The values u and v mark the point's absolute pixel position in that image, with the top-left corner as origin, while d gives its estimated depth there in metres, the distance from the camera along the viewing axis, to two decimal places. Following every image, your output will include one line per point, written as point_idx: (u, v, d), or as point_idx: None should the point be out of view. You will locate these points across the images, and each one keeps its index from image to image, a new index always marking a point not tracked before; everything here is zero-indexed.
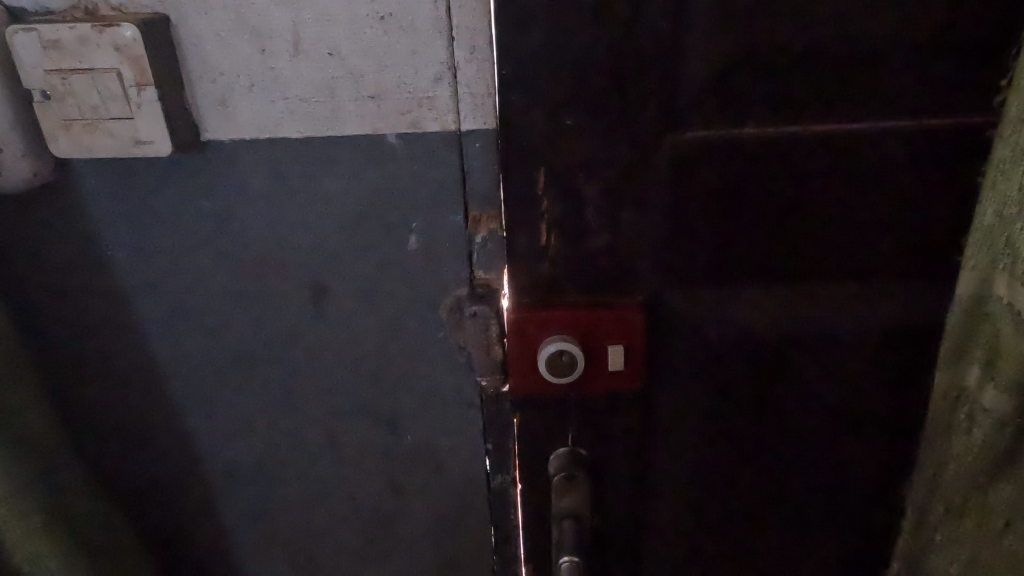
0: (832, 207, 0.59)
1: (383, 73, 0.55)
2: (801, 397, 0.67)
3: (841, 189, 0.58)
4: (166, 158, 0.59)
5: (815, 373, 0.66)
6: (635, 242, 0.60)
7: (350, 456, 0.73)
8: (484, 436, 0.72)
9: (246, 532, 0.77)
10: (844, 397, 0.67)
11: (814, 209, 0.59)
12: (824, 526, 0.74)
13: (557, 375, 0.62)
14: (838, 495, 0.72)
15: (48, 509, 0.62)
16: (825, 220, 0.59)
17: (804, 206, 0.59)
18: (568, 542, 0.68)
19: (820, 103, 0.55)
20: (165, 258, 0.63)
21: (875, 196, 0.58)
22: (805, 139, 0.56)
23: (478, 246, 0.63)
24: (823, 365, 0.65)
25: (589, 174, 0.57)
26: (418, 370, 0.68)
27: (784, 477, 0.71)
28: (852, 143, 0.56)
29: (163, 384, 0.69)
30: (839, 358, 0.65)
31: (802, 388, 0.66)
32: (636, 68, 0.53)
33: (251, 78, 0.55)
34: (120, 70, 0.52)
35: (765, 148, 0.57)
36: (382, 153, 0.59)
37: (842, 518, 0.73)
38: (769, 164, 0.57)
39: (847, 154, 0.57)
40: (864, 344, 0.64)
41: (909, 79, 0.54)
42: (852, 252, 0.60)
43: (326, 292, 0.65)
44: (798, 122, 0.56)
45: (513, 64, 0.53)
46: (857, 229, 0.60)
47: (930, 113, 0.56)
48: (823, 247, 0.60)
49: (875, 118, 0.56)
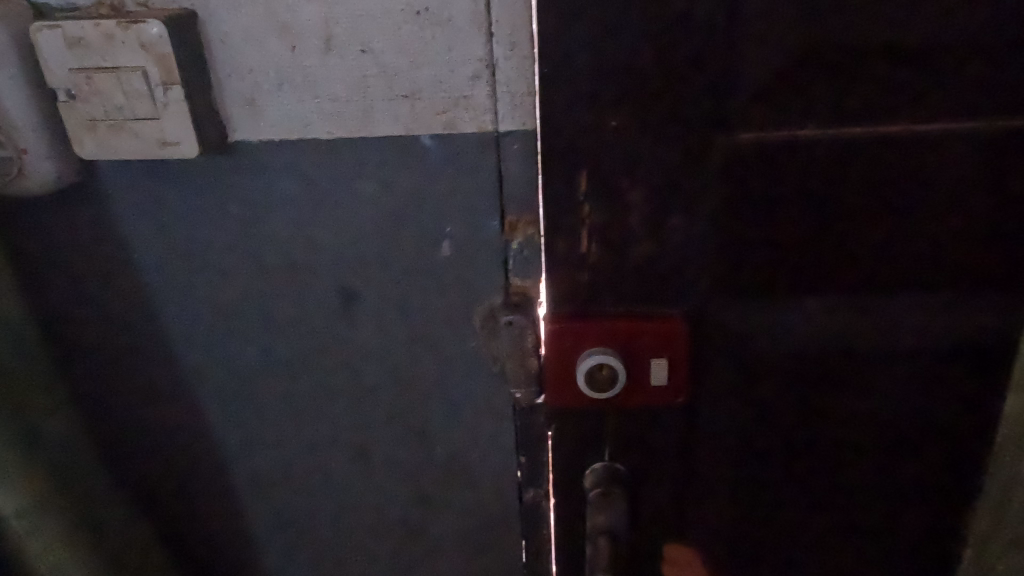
0: (896, 216, 0.55)
1: (418, 71, 0.53)
2: (856, 416, 0.63)
3: (907, 196, 0.54)
4: (194, 160, 0.57)
5: (871, 391, 0.61)
6: (681, 250, 0.56)
7: (379, 465, 0.71)
8: (517, 449, 0.69)
9: (270, 540, 0.76)
10: (903, 417, 0.62)
11: (876, 217, 0.55)
12: (876, 552, 0.69)
13: (596, 389, 0.59)
14: (894, 520, 0.67)
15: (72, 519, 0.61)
16: (889, 229, 0.55)
17: (866, 214, 0.55)
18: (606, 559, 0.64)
19: (888, 101, 0.51)
20: (192, 263, 0.61)
21: (945, 204, 0.54)
22: (869, 142, 0.52)
23: (514, 253, 0.60)
24: (881, 382, 0.61)
25: (635, 178, 0.54)
26: (449, 379, 0.66)
27: (834, 500, 0.67)
28: (921, 147, 0.52)
29: (189, 391, 0.68)
30: (899, 376, 0.61)
31: (857, 406, 0.62)
32: (689, 64, 0.50)
33: (281, 77, 0.53)
34: (145, 68, 0.50)
35: (826, 151, 0.52)
36: (415, 155, 0.56)
37: (896, 544, 0.69)
38: (830, 169, 0.53)
39: (917, 158, 0.53)
40: (928, 361, 0.60)
41: (988, 77, 0.50)
42: (919, 263, 0.56)
43: (356, 299, 0.62)
44: (863, 123, 0.52)
45: (556, 61, 0.50)
46: (924, 239, 0.55)
47: (1010, 114, 0.51)
48: (885, 258, 0.56)
49: (948, 119, 0.51)
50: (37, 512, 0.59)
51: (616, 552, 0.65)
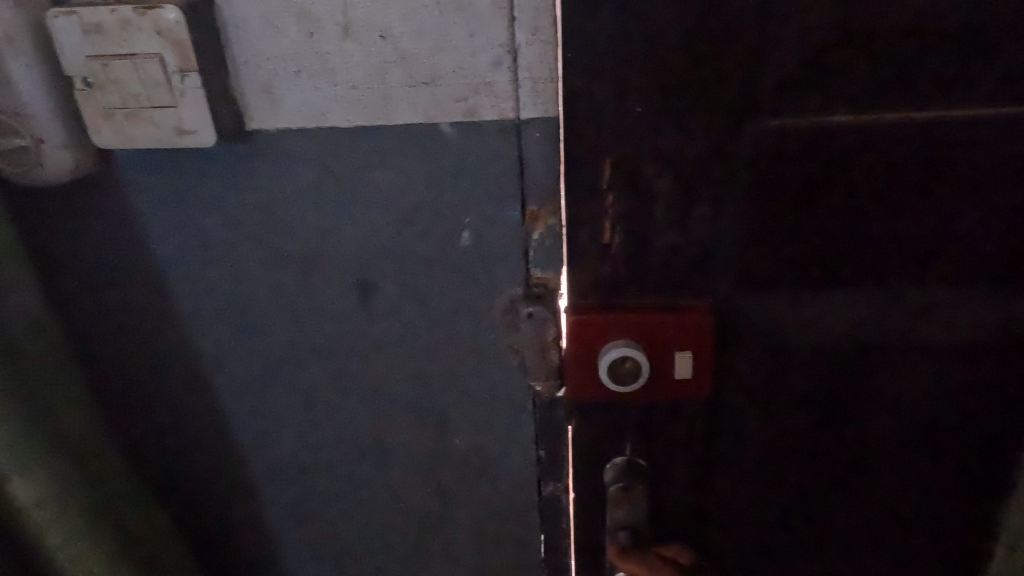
0: (932, 205, 0.53)
1: (439, 58, 0.51)
2: (885, 411, 0.61)
3: (944, 185, 0.52)
4: (211, 150, 0.56)
5: (902, 386, 0.60)
6: (708, 241, 0.55)
7: (396, 458, 0.70)
8: (536, 443, 0.68)
9: (288, 532, 0.75)
10: (934, 412, 0.61)
11: (911, 206, 0.53)
12: (903, 550, 0.68)
13: (618, 382, 0.58)
14: (922, 517, 0.66)
15: (95, 513, 0.61)
16: (924, 218, 0.53)
17: (900, 204, 0.53)
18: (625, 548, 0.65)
19: (926, 85, 0.49)
20: (210, 254, 0.61)
21: (984, 192, 0.52)
22: (905, 129, 0.50)
23: (535, 244, 0.59)
24: (913, 377, 0.59)
25: (661, 167, 0.52)
26: (468, 372, 0.65)
27: (862, 496, 0.65)
28: (960, 133, 0.50)
29: (208, 383, 0.67)
30: (929, 370, 0.59)
31: (887, 401, 0.61)
32: (718, 49, 0.48)
33: (299, 64, 0.52)
34: (162, 55, 0.49)
35: (859, 138, 0.51)
36: (436, 143, 0.55)
37: (923, 542, 0.67)
38: (864, 156, 0.51)
39: (954, 146, 0.51)
40: (961, 356, 0.58)
41: None
42: (954, 255, 0.54)
43: (375, 291, 0.62)
44: (899, 110, 0.50)
45: (580, 46, 0.48)
46: (958, 230, 0.53)
47: None
48: (919, 249, 0.54)
49: (988, 104, 0.49)
50: (58, 506, 0.58)
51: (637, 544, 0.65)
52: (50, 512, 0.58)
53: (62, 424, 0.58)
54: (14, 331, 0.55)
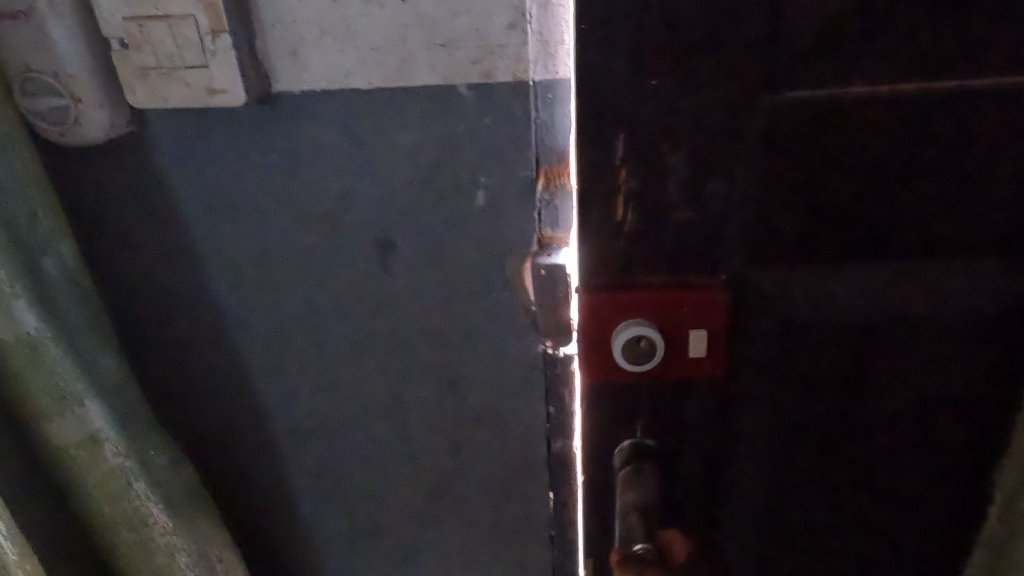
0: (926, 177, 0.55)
1: (456, 21, 0.54)
2: (896, 382, 0.63)
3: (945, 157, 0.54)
4: (237, 111, 0.59)
5: (898, 357, 0.62)
6: (722, 213, 0.57)
7: (411, 414, 0.73)
8: (546, 400, 0.71)
9: (307, 487, 0.79)
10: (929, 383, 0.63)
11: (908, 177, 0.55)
12: (903, 526, 0.70)
13: (636, 359, 0.61)
14: (914, 488, 0.68)
15: (131, 458, 0.61)
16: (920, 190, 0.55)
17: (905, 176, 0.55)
18: (638, 533, 0.65)
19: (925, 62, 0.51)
20: (238, 212, 0.64)
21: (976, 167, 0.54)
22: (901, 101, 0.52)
23: (547, 203, 0.61)
24: (912, 347, 0.61)
25: (675, 140, 0.54)
26: (481, 330, 0.68)
27: (857, 469, 0.67)
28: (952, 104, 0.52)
29: (233, 338, 0.70)
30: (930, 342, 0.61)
31: (883, 372, 0.62)
32: (727, 12, 0.50)
33: (323, 27, 0.54)
34: (196, 17, 0.52)
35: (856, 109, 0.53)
36: (452, 104, 0.57)
37: (922, 513, 0.69)
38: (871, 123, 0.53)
39: (950, 121, 0.53)
40: (962, 327, 0.60)
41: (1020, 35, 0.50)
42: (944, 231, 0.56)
43: (394, 250, 0.64)
44: (903, 77, 0.52)
45: (593, 10, 0.51)
46: (962, 202, 0.55)
47: None
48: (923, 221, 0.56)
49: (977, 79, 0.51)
50: (90, 453, 0.59)
51: (650, 526, 0.65)
52: (81, 455, 0.59)
53: (98, 368, 0.60)
54: (50, 277, 0.57)
